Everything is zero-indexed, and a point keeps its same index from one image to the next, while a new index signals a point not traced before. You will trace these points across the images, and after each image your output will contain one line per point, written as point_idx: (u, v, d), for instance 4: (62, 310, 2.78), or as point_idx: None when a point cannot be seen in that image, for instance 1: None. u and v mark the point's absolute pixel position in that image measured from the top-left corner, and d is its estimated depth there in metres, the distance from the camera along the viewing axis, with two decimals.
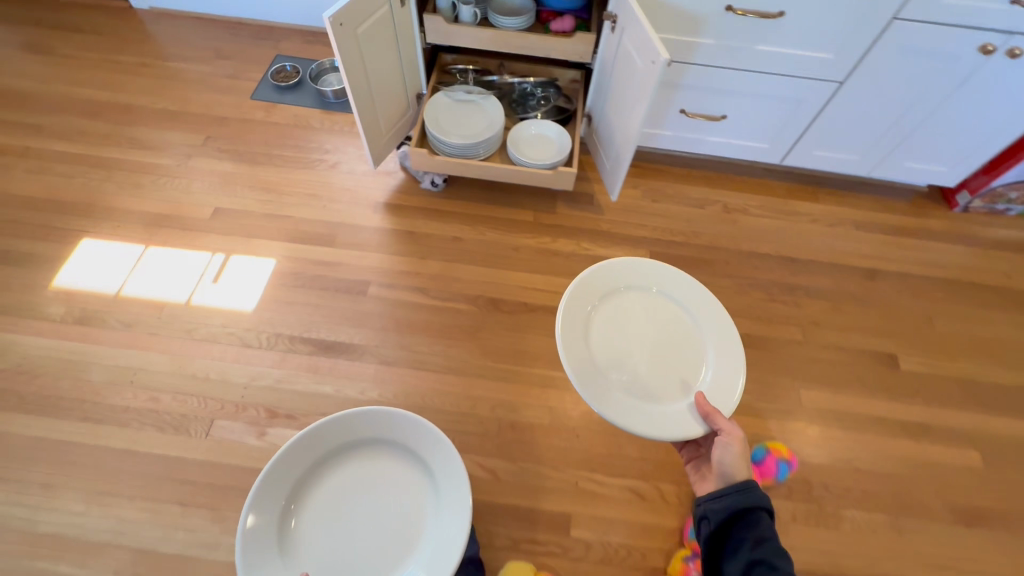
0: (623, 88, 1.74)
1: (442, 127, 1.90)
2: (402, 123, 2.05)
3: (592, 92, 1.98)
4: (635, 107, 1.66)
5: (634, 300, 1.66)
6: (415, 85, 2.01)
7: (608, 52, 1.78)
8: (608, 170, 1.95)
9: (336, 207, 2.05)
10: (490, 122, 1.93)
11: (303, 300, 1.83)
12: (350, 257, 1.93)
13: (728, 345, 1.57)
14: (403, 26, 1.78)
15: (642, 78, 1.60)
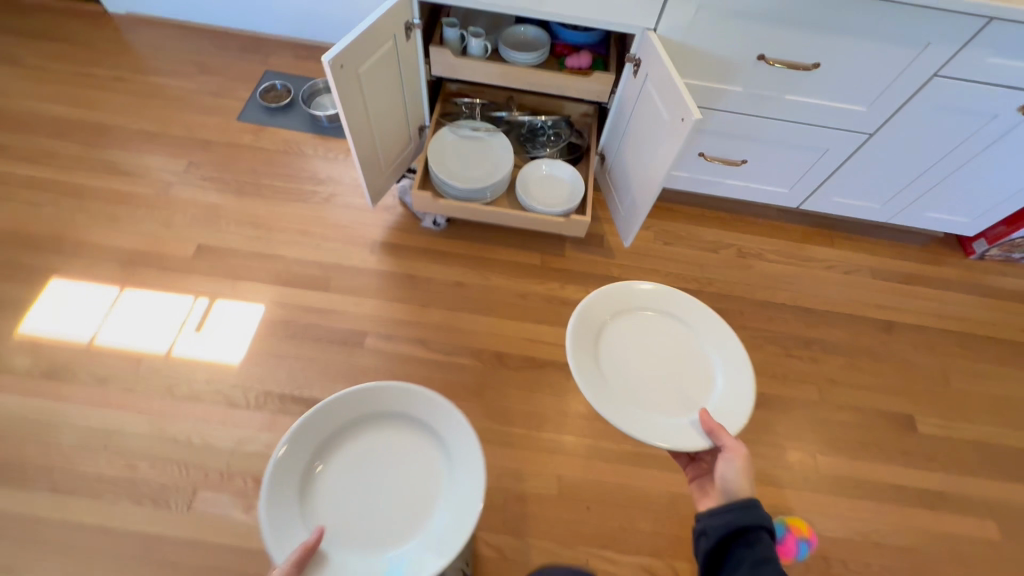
0: (645, 137, 1.62)
1: (447, 168, 1.77)
2: (403, 158, 1.92)
3: (606, 132, 1.87)
4: (658, 160, 1.55)
5: (639, 318, 1.60)
6: (417, 118, 1.87)
7: (628, 96, 1.67)
8: (623, 215, 1.85)
9: (331, 246, 1.91)
10: (499, 162, 1.81)
11: (295, 353, 1.70)
12: (345, 304, 1.81)
13: (734, 355, 1.51)
14: (408, 60, 1.64)
15: (668, 132, 1.49)
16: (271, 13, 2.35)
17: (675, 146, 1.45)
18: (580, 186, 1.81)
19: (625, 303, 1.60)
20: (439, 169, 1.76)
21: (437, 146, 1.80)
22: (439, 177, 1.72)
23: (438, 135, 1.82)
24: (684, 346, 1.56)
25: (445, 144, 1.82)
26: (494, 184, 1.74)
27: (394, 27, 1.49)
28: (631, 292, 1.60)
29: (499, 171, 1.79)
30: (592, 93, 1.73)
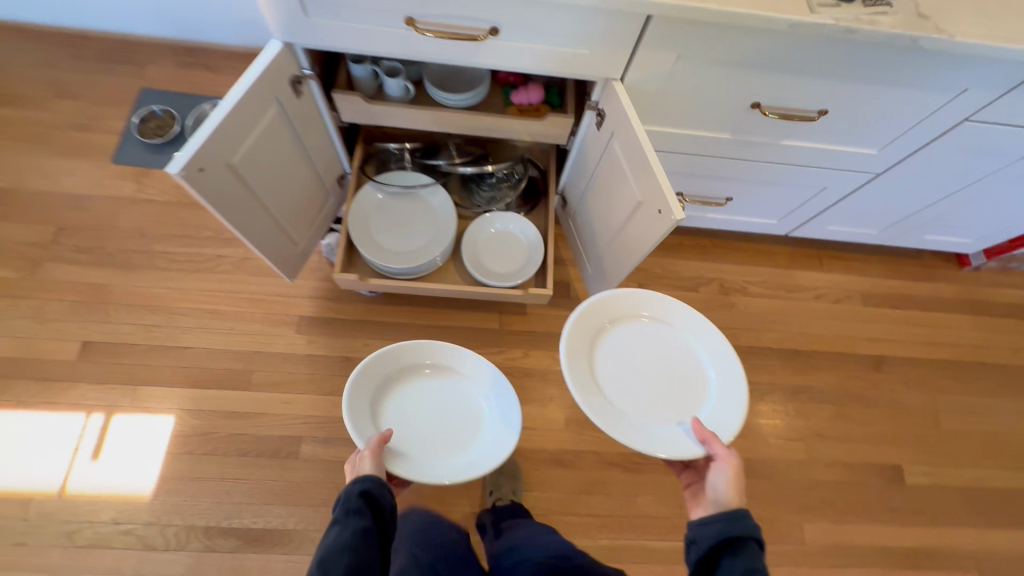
0: (612, 200, 1.31)
1: (375, 237, 1.45)
2: (323, 215, 1.57)
3: (567, 169, 1.53)
4: (630, 238, 1.25)
5: (610, 339, 1.26)
6: (333, 169, 1.50)
7: (590, 145, 1.33)
8: (593, 269, 1.55)
9: (248, 329, 1.61)
10: (440, 222, 1.49)
11: (217, 474, 1.46)
12: (272, 403, 1.55)
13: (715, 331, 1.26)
14: (305, 117, 1.25)
15: (638, 213, 1.18)
16: (136, 9, 1.83)
17: (649, 234, 1.15)
18: (538, 247, 1.51)
19: (589, 329, 1.24)
20: (364, 239, 1.43)
21: (359, 207, 1.45)
22: (365, 253, 1.40)
23: (360, 192, 1.47)
24: (665, 349, 1.26)
25: (370, 203, 1.48)
26: (435, 254, 1.44)
27: (275, 86, 1.10)
28: (593, 317, 1.24)
29: (440, 234, 1.48)
30: (547, 136, 1.40)
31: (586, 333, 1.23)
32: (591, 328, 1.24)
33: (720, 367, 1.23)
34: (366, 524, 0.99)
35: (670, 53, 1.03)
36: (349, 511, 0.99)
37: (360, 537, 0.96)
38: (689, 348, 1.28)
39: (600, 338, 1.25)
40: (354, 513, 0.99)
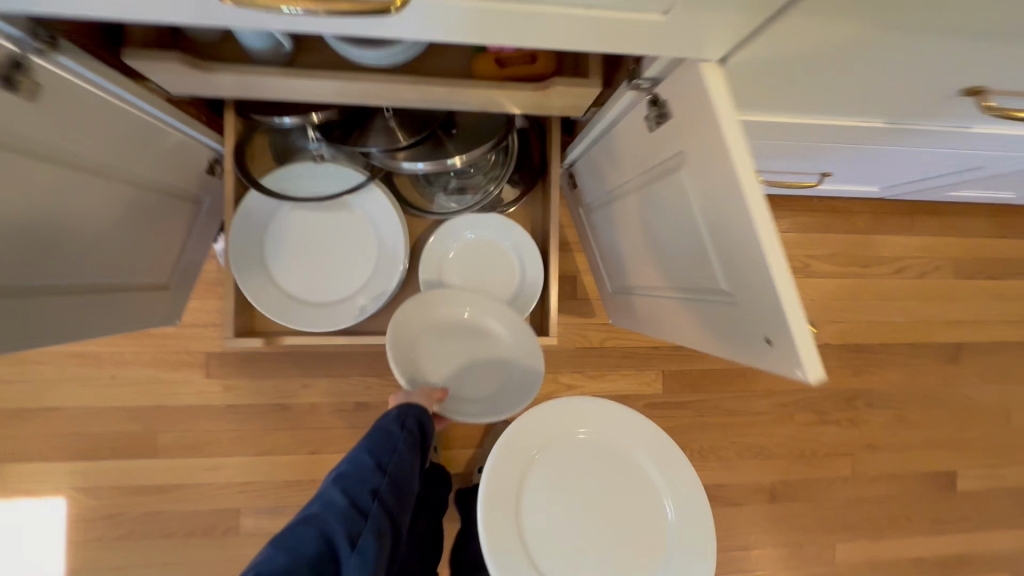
0: (664, 245, 0.77)
1: (284, 279, 0.93)
2: (190, 231, 1.01)
3: (588, 141, 0.93)
4: (695, 321, 0.76)
5: (546, 496, 0.98)
6: (184, 159, 0.89)
7: (631, 142, 0.74)
8: (620, 292, 1.07)
9: (139, 377, 1.18)
10: (384, 242, 0.96)
11: (140, 561, 1.18)
12: (193, 470, 1.19)
13: (684, 513, 0.99)
14: (69, 113, 0.63)
15: (715, 305, 0.67)
16: None
17: (734, 351, 0.66)
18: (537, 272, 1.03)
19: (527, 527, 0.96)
20: (264, 287, 0.91)
21: (250, 231, 0.91)
22: (269, 315, 0.89)
23: (244, 207, 0.89)
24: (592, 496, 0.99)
25: (270, 222, 0.93)
26: (381, 299, 0.94)
27: None
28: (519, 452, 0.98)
29: (386, 263, 0.96)
30: (551, 109, 0.80)
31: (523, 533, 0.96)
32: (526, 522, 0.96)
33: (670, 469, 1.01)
34: (417, 436, 0.86)
35: (853, 10, 0.44)
36: (403, 417, 0.86)
37: (411, 444, 0.84)
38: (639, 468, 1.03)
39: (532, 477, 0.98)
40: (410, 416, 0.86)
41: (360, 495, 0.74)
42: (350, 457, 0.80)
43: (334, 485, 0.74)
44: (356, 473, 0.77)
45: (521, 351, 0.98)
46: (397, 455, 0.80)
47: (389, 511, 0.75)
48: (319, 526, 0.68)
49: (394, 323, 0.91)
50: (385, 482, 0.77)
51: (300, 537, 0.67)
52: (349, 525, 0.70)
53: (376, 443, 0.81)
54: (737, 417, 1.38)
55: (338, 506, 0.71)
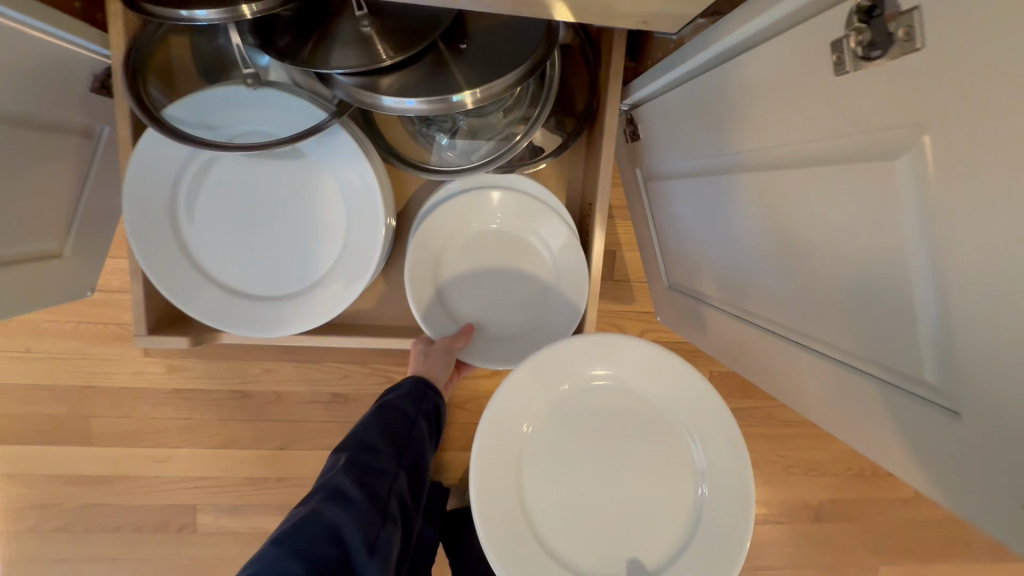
0: (812, 268, 0.48)
1: (218, 263, 0.68)
2: (86, 176, 0.74)
3: (700, 67, 0.61)
4: (837, 394, 0.49)
5: (543, 492, 0.59)
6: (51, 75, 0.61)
7: (801, 88, 0.44)
8: (692, 290, 0.78)
9: (62, 351, 0.95)
10: (353, 208, 0.68)
11: (83, 555, 1.01)
12: (138, 460, 1.00)
13: (731, 493, 0.57)
14: None
15: (905, 399, 0.40)
16: None
17: (919, 478, 0.40)
18: (575, 253, 0.73)
19: (526, 542, 0.57)
20: (186, 277, 0.66)
21: (154, 197, 0.64)
22: (195, 315, 0.66)
23: (139, 160, 0.62)
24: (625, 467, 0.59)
25: (184, 185, 0.65)
26: (350, 287, 0.68)
27: None
28: (490, 439, 0.57)
29: (355, 237, 0.68)
30: (621, 17, 0.48)
31: (521, 555, 0.56)
32: (528, 535, 0.57)
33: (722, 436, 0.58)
34: (431, 421, 0.69)
35: None
36: (418, 395, 0.69)
37: (427, 430, 0.67)
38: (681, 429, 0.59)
39: (523, 469, 0.58)
40: (425, 396, 0.69)
41: (377, 489, 0.57)
42: (355, 437, 0.62)
43: (345, 472, 0.57)
44: (371, 461, 0.59)
45: (564, 279, 0.74)
46: (416, 441, 0.64)
47: (406, 512, 0.59)
48: (331, 528, 0.52)
49: (412, 256, 0.71)
50: (403, 474, 0.61)
51: (309, 544, 0.50)
52: (369, 528, 0.53)
53: (391, 425, 0.64)
54: (790, 424, 1.15)
55: (354, 504, 0.54)
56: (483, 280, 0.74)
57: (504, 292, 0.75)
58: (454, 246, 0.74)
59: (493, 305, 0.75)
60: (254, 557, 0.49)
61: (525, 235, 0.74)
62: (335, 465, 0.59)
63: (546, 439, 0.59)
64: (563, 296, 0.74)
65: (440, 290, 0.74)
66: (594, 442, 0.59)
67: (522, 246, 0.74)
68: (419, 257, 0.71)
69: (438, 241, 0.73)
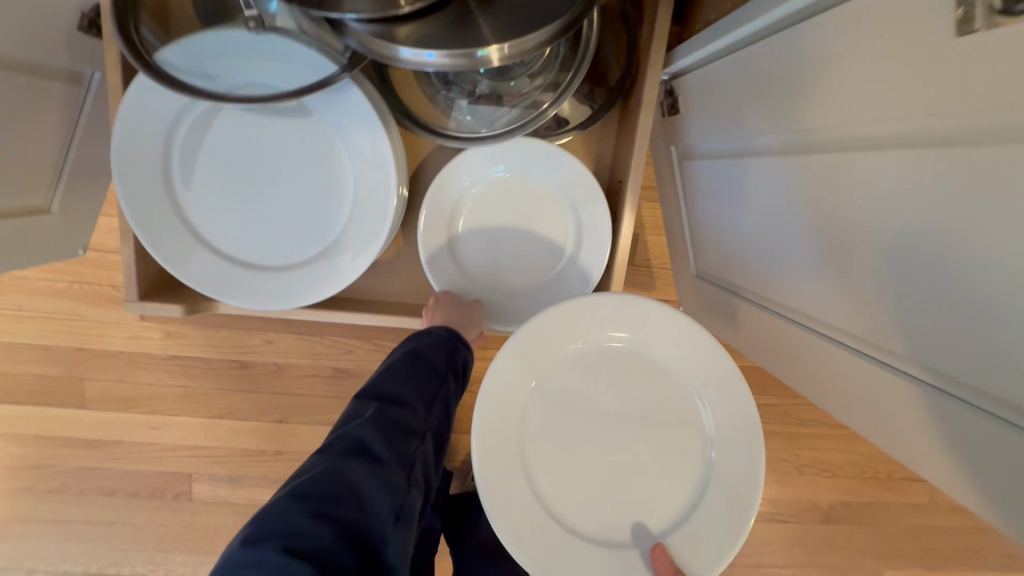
0: (875, 267, 0.43)
1: (214, 228, 0.63)
2: (75, 124, 0.69)
3: (758, 33, 0.54)
4: (896, 408, 0.44)
5: (546, 456, 0.54)
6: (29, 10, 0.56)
7: (898, 58, 0.37)
8: (725, 281, 0.73)
9: (56, 311, 0.91)
10: (361, 174, 0.62)
11: (79, 518, 1.00)
12: (133, 426, 0.97)
13: (741, 458, 0.52)
14: None
15: (1003, 432, 0.34)
16: None
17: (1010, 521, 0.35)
18: (603, 233, 0.67)
19: (528, 508, 0.52)
20: (180, 242, 0.61)
21: (145, 153, 0.59)
22: (190, 284, 0.61)
23: (129, 110, 0.56)
24: (638, 431, 0.54)
25: (178, 142, 0.60)
26: (353, 261, 0.63)
27: None
28: (493, 402, 0.52)
29: (363, 208, 0.63)
30: None
31: (521, 521, 0.52)
32: (529, 497, 0.53)
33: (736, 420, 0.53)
34: (457, 377, 0.64)
35: None
36: (449, 351, 0.63)
37: (454, 390, 0.62)
38: (696, 407, 0.54)
39: (526, 435, 0.53)
40: (457, 354, 0.64)
41: (404, 449, 0.52)
42: (382, 388, 0.56)
43: (372, 426, 0.52)
44: (398, 417, 0.54)
45: (587, 255, 0.68)
46: (445, 400, 0.59)
47: (429, 475, 0.55)
48: (354, 486, 0.47)
49: (424, 215, 0.66)
50: (429, 435, 0.56)
51: (331, 501, 0.45)
52: (395, 492, 0.49)
53: (419, 379, 0.59)
54: (805, 422, 1.11)
55: (381, 464, 0.49)
56: (498, 243, 0.69)
57: (522, 257, 0.69)
58: (467, 206, 0.69)
59: (509, 269, 0.70)
60: (272, 506, 0.44)
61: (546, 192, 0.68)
62: (360, 416, 0.53)
63: (552, 402, 0.54)
64: (584, 276, 0.68)
65: (454, 253, 0.70)
66: (607, 402, 0.55)
67: (541, 205, 0.68)
68: (431, 214, 0.67)
69: (450, 200, 0.68)
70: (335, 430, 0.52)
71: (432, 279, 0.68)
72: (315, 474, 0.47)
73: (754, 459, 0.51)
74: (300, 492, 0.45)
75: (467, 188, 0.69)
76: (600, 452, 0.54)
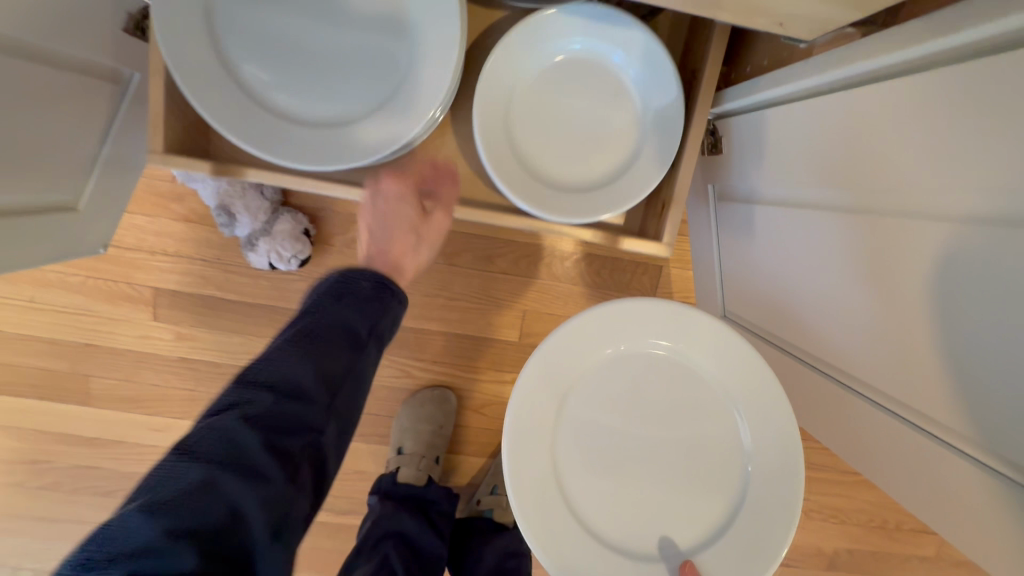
0: (919, 330, 0.42)
1: (267, 87, 0.57)
2: (110, 122, 0.68)
3: (812, 88, 0.53)
4: (948, 484, 0.42)
5: (581, 474, 0.52)
6: (67, 9, 0.55)
7: (966, 134, 0.36)
8: (748, 320, 0.72)
9: (67, 305, 0.90)
10: (437, 40, 0.56)
11: (70, 517, 0.97)
12: (135, 427, 0.95)
13: (775, 490, 0.51)
14: None
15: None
16: None
17: None
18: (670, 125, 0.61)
19: (569, 533, 0.50)
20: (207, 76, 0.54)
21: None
22: (229, 137, 0.54)
23: None
24: (673, 439, 0.53)
25: None
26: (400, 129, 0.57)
27: None
28: (523, 415, 0.51)
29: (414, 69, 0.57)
30: (759, 14, 0.40)
31: (552, 534, 0.50)
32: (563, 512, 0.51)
33: (770, 439, 0.51)
34: (381, 343, 0.53)
35: None
36: (362, 310, 0.51)
37: (371, 362, 0.52)
38: (732, 418, 0.53)
39: (560, 444, 0.52)
40: (375, 318, 0.52)
41: (293, 449, 0.44)
42: (271, 368, 0.46)
43: (251, 428, 0.43)
44: (288, 412, 0.45)
45: (655, 145, 0.62)
46: (352, 379, 0.49)
47: (327, 471, 0.47)
48: (225, 504, 0.40)
49: (482, 86, 0.59)
50: (331, 426, 0.48)
51: (191, 524, 0.38)
52: (278, 508, 0.42)
53: (323, 353, 0.48)
54: (813, 467, 1.10)
55: (264, 478, 0.42)
56: (558, 127, 0.63)
57: (578, 142, 0.63)
58: (526, 88, 0.62)
59: (564, 156, 0.63)
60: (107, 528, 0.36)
61: (622, 81, 0.63)
62: (238, 408, 0.43)
63: (585, 407, 0.52)
64: (652, 165, 0.61)
65: (509, 135, 0.62)
66: (642, 410, 0.53)
67: (606, 97, 0.63)
68: (490, 89, 0.60)
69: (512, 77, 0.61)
70: (204, 421, 0.43)
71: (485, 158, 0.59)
72: (175, 486, 0.39)
73: (790, 485, 0.50)
74: (151, 509, 0.37)
75: (533, 62, 0.61)
76: (632, 459, 0.53)
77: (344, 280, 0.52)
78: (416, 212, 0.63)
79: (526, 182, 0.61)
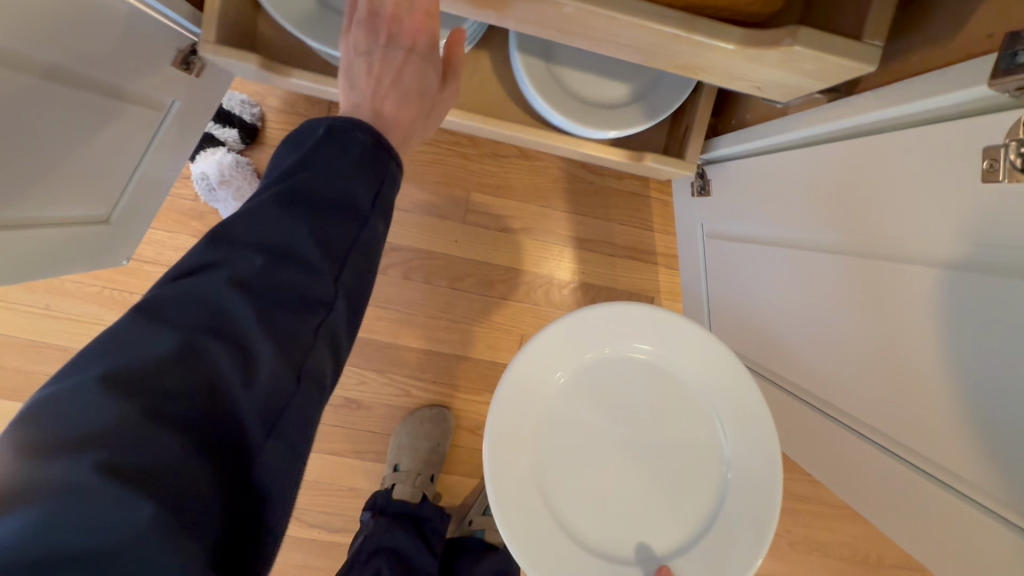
0: (895, 362, 0.46)
1: None
2: (149, 147, 0.74)
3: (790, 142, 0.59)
4: (939, 515, 0.45)
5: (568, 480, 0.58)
6: (121, 43, 0.61)
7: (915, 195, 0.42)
8: (735, 347, 0.78)
9: (83, 314, 0.93)
10: None
11: None
12: None
13: (749, 495, 0.57)
14: None
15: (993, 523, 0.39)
16: None
17: None
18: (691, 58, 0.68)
19: (558, 538, 0.56)
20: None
21: None
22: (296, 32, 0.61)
23: None
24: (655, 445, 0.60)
25: None
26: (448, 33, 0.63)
27: None
28: (512, 424, 0.57)
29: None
30: (739, 78, 0.46)
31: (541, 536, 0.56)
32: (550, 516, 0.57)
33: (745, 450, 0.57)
34: (386, 208, 0.47)
35: None
36: (361, 153, 0.45)
37: (377, 235, 0.46)
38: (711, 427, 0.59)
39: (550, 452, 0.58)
40: (380, 180, 0.46)
41: (294, 330, 0.39)
42: (264, 232, 0.40)
43: (238, 297, 0.37)
44: (287, 279, 0.40)
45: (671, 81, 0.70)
46: (356, 244, 0.44)
47: (334, 357, 0.43)
48: (204, 371, 0.34)
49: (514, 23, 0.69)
50: (331, 293, 0.42)
51: (170, 397, 0.33)
52: (273, 389, 0.37)
53: (325, 221, 0.42)
54: (798, 499, 1.12)
55: (246, 350, 0.36)
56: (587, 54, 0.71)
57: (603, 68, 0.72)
58: None
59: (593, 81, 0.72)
60: (65, 402, 0.31)
61: None
62: (221, 270, 0.38)
63: (568, 415, 0.59)
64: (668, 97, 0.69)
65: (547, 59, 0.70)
66: (629, 419, 0.60)
67: None
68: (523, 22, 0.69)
69: None
70: (183, 283, 0.37)
71: (524, 77, 0.68)
72: (152, 352, 0.34)
73: (768, 489, 0.55)
74: (120, 380, 0.32)
75: None
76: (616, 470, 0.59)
77: (336, 131, 0.46)
78: (433, 79, 0.57)
79: (556, 95, 0.69)
